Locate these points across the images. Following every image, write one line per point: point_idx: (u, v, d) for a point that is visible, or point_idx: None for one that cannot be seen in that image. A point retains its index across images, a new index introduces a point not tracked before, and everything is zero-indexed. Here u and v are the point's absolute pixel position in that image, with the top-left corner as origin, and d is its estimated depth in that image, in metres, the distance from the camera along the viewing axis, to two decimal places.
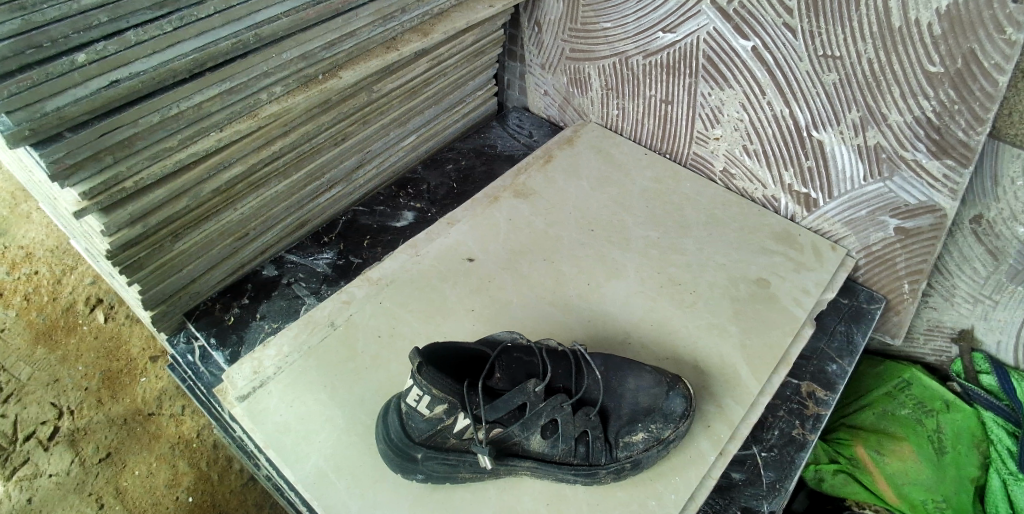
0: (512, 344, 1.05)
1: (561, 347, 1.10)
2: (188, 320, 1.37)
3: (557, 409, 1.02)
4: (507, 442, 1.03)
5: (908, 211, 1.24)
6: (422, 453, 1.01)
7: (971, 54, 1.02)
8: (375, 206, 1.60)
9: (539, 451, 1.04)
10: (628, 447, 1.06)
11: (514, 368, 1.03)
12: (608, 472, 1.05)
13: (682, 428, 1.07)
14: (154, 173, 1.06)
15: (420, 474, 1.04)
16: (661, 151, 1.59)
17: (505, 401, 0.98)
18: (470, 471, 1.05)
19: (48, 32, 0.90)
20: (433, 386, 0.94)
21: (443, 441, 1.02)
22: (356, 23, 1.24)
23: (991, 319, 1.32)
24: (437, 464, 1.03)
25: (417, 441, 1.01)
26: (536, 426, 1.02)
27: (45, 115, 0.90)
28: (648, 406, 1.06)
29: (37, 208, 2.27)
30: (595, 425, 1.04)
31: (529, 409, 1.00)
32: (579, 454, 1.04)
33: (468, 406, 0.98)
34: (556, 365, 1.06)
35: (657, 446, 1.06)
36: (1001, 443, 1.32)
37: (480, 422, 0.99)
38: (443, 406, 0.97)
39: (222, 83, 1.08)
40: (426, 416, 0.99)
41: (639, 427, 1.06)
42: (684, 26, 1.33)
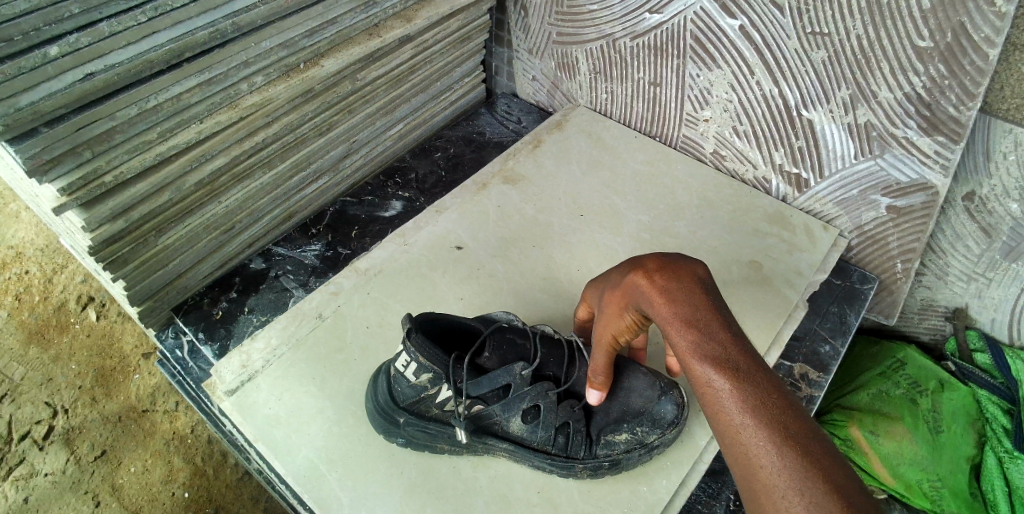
0: (509, 325, 1.05)
1: (558, 335, 1.09)
2: (176, 316, 1.35)
3: (541, 395, 1.01)
4: (486, 420, 1.02)
5: (900, 189, 1.22)
6: (404, 418, 1.03)
7: (961, 27, 1.01)
8: (363, 196, 1.58)
9: (519, 434, 1.03)
10: (609, 445, 1.04)
11: (504, 350, 1.02)
12: (586, 467, 1.03)
13: (670, 436, 1.04)
14: (133, 167, 1.04)
15: (401, 440, 1.05)
16: (650, 135, 1.58)
17: (489, 379, 0.98)
18: (448, 445, 1.05)
19: (20, 25, 0.87)
20: (421, 355, 0.94)
21: (426, 409, 1.02)
22: (337, 10, 1.23)
23: (986, 297, 1.32)
24: (416, 432, 1.03)
25: (401, 406, 1.03)
26: (518, 408, 1.01)
27: (20, 110, 0.89)
28: (639, 407, 1.04)
29: (26, 207, 2.24)
30: (579, 418, 1.03)
31: (514, 391, 1.00)
32: (558, 444, 1.03)
33: (452, 378, 0.98)
34: (549, 352, 1.05)
35: (640, 450, 1.04)
36: (996, 421, 1.31)
37: (461, 396, 0.99)
38: (428, 375, 0.97)
39: (201, 74, 1.07)
40: (411, 383, 0.99)
41: (625, 427, 1.04)
42: (671, 6, 1.31)
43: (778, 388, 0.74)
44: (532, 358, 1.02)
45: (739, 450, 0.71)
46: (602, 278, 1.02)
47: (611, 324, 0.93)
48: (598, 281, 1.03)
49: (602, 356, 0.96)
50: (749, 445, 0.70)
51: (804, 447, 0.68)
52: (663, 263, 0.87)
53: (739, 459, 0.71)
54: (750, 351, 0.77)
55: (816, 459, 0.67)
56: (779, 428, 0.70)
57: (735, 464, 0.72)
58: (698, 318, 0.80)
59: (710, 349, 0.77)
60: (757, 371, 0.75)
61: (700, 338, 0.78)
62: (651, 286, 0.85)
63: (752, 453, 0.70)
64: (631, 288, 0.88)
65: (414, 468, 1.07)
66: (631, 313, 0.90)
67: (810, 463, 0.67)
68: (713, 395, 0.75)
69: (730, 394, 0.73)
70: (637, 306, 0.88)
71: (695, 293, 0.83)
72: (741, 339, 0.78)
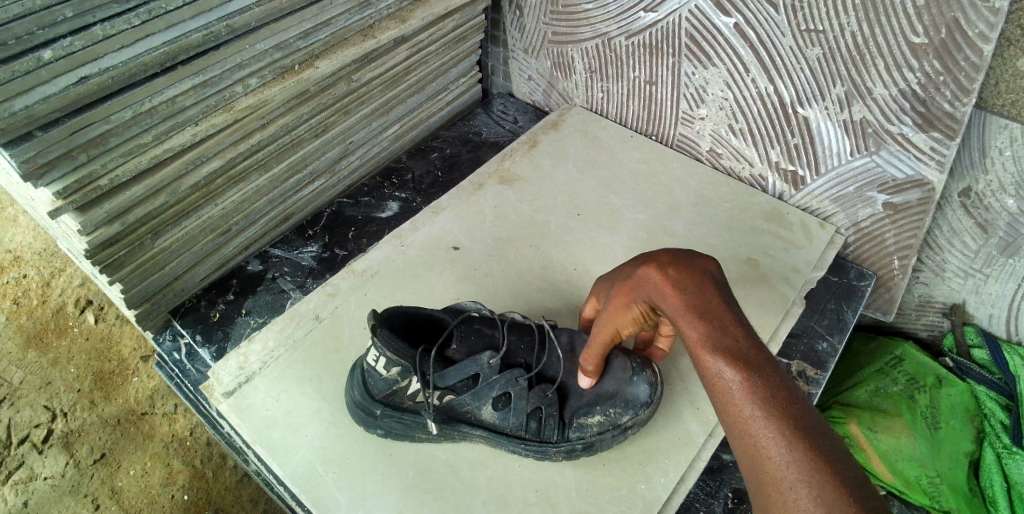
0: (476, 316, 1.06)
1: (528, 321, 1.10)
2: (174, 318, 1.35)
3: (511, 382, 1.02)
4: (457, 409, 1.03)
5: (896, 186, 1.22)
6: (380, 410, 1.04)
7: (955, 23, 1.01)
8: (360, 198, 1.58)
9: (491, 421, 1.04)
10: (581, 427, 1.05)
11: (472, 340, 1.04)
12: (559, 450, 1.04)
13: (642, 416, 1.06)
14: (128, 170, 1.04)
15: (381, 430, 1.07)
16: (647, 133, 1.58)
17: (456, 370, 1.00)
18: (426, 433, 1.07)
19: (13, 29, 0.87)
20: (388, 349, 0.94)
21: (400, 400, 1.03)
22: (331, 11, 1.23)
23: (983, 293, 1.32)
24: (394, 422, 1.05)
25: (376, 397, 1.03)
26: (488, 396, 1.02)
27: (14, 114, 0.88)
28: (612, 389, 1.05)
29: (23, 210, 2.24)
30: (550, 403, 1.04)
31: (483, 379, 1.01)
32: (530, 429, 1.04)
33: (420, 370, 0.98)
34: (517, 340, 1.06)
35: (613, 431, 1.05)
36: (994, 417, 1.32)
37: (430, 387, 1.00)
38: (396, 369, 0.98)
39: (195, 77, 1.07)
40: (382, 377, 1.00)
41: (597, 409, 1.05)
42: (665, 5, 1.31)
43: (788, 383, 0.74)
44: (501, 347, 1.03)
45: (747, 440, 0.71)
46: (610, 276, 1.02)
47: (613, 316, 0.93)
48: (606, 278, 1.03)
49: (598, 348, 0.97)
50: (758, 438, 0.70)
51: (813, 441, 0.68)
52: (676, 259, 0.88)
53: (748, 449, 0.71)
54: (760, 347, 0.78)
55: (824, 452, 0.67)
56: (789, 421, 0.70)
57: (743, 454, 0.72)
58: (710, 312, 0.80)
59: (722, 341, 0.78)
60: (768, 364, 0.75)
61: (712, 330, 0.79)
62: (664, 280, 0.85)
63: (762, 445, 0.70)
64: (641, 280, 0.88)
65: (412, 468, 1.07)
66: (638, 305, 0.90)
67: (820, 455, 0.67)
68: (724, 385, 0.75)
69: (741, 384, 0.74)
70: (647, 300, 0.88)
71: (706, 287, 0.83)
72: (752, 333, 0.79)
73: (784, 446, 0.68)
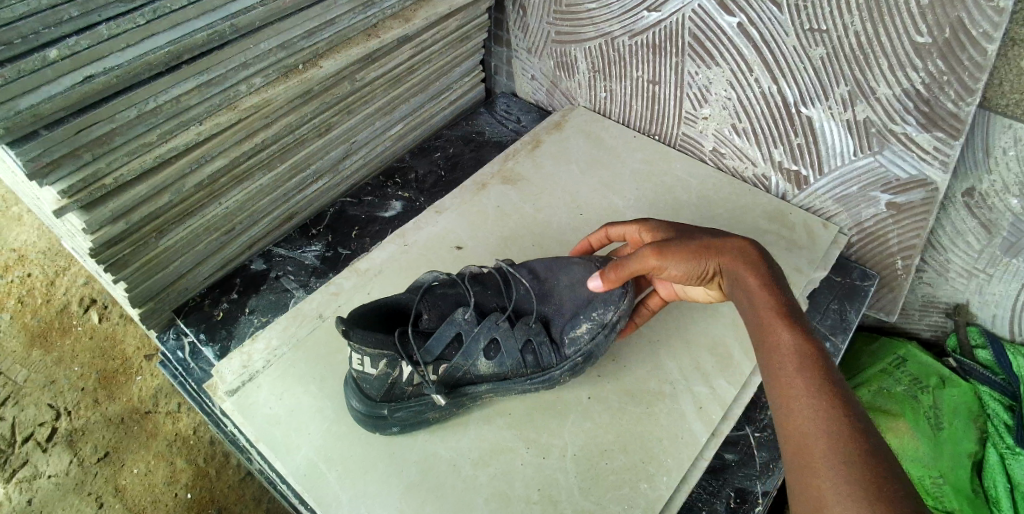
0: (434, 283, 1.07)
1: (486, 269, 1.12)
2: (177, 317, 1.36)
3: (494, 327, 1.02)
4: (455, 376, 1.04)
5: (900, 185, 1.22)
6: (388, 408, 1.04)
7: (959, 22, 1.00)
8: (363, 197, 1.58)
9: (490, 372, 1.05)
10: (575, 341, 1.06)
11: (441, 305, 1.05)
12: (563, 370, 1.06)
13: (624, 308, 1.05)
14: (133, 168, 1.05)
15: (395, 428, 1.07)
16: (649, 133, 1.58)
17: (436, 339, 1.01)
18: (439, 411, 1.07)
19: (19, 28, 0.87)
20: (367, 345, 0.95)
21: (402, 392, 1.04)
22: (335, 11, 1.23)
23: (986, 293, 1.31)
24: (406, 415, 1.05)
25: (379, 398, 1.04)
26: (477, 351, 1.02)
27: (19, 113, 0.89)
28: (586, 297, 1.07)
29: (28, 210, 2.25)
30: (537, 332, 1.04)
31: (465, 336, 1.01)
32: (528, 363, 1.05)
33: (405, 353, 1.00)
34: (483, 289, 1.08)
35: (605, 332, 1.05)
36: (998, 418, 1.30)
37: (422, 364, 1.01)
38: (383, 360, 0.99)
39: (199, 76, 1.07)
40: (375, 375, 1.01)
41: (581, 319, 1.06)
42: (669, 4, 1.31)
43: (847, 390, 0.80)
44: (469, 301, 1.04)
45: (798, 438, 0.78)
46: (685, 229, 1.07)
47: (685, 255, 0.98)
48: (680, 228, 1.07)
49: (638, 262, 0.99)
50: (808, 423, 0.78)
51: (860, 446, 0.74)
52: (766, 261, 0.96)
53: (794, 429, 0.79)
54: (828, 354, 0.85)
55: (869, 457, 0.73)
56: (842, 425, 0.76)
57: (791, 453, 0.79)
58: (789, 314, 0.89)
59: (792, 348, 0.85)
60: (832, 373, 0.82)
61: (782, 336, 0.86)
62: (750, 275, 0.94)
63: (809, 427, 0.78)
64: (724, 269, 0.96)
65: (414, 467, 1.07)
66: (705, 265, 0.97)
67: (866, 449, 0.74)
68: (787, 385, 0.82)
69: (802, 387, 0.81)
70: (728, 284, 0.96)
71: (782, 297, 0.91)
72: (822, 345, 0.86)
73: (831, 446, 0.75)
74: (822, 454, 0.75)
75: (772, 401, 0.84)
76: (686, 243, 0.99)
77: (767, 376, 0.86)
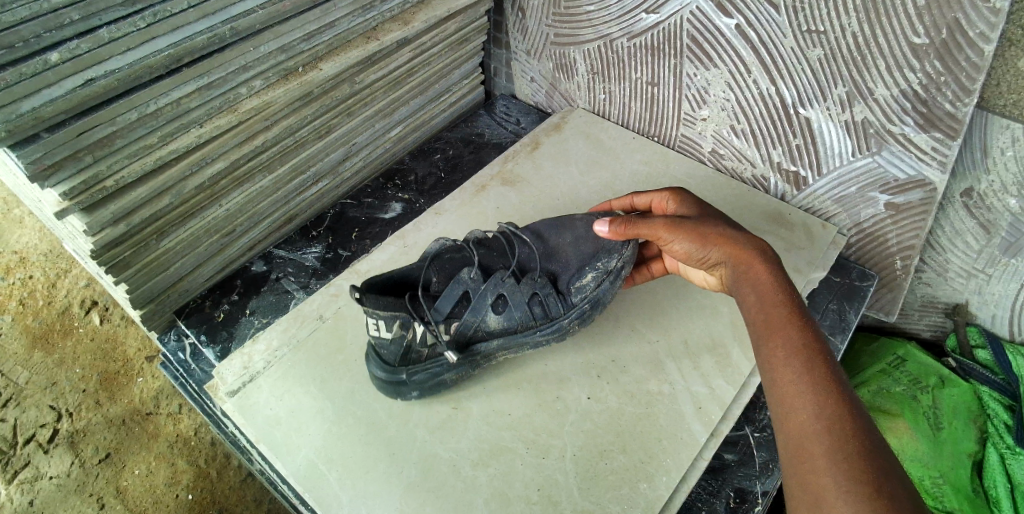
0: (440, 249, 1.11)
1: (490, 234, 1.16)
2: (178, 319, 1.36)
3: (500, 283, 1.06)
4: (467, 333, 1.08)
5: (898, 186, 1.23)
6: (406, 372, 1.08)
7: (956, 23, 1.01)
8: (363, 199, 1.59)
9: (501, 327, 1.09)
10: (581, 290, 1.10)
11: (449, 268, 1.09)
12: (571, 318, 1.10)
13: (627, 256, 1.09)
14: (134, 171, 1.05)
15: (416, 392, 1.11)
16: (649, 135, 1.58)
17: (446, 299, 1.05)
18: (455, 372, 1.11)
19: (21, 32, 0.88)
20: (381, 309, 0.99)
21: (418, 353, 1.08)
22: (334, 14, 1.24)
23: (985, 293, 1.32)
24: (425, 377, 1.09)
25: (398, 364, 1.08)
26: (486, 306, 1.06)
27: (21, 116, 0.89)
28: (590, 250, 1.11)
29: (30, 212, 2.25)
30: (543, 285, 1.08)
31: (474, 294, 1.06)
32: (537, 315, 1.09)
33: (417, 314, 1.04)
34: (488, 251, 1.12)
35: (610, 279, 1.09)
36: (997, 417, 1.31)
37: (434, 324, 1.05)
38: (396, 323, 1.03)
39: (199, 79, 1.08)
40: (390, 339, 1.05)
41: (586, 269, 1.10)
42: (667, 6, 1.32)
43: (849, 389, 0.81)
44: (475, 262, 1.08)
45: (799, 437, 0.78)
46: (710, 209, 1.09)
47: (698, 237, 1.01)
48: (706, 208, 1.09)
49: (651, 229, 1.04)
50: (809, 422, 0.78)
51: (862, 446, 0.74)
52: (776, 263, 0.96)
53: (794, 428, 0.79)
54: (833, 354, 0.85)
55: (871, 457, 0.73)
56: (844, 425, 0.76)
57: (791, 452, 0.79)
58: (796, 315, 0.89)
59: (795, 346, 0.85)
60: (837, 375, 0.82)
61: (786, 334, 0.86)
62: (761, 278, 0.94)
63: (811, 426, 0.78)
64: (728, 261, 0.99)
65: (414, 467, 1.07)
66: (709, 254, 1.01)
67: (867, 452, 0.74)
68: (789, 383, 0.82)
69: (804, 385, 0.81)
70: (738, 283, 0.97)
71: (786, 295, 0.91)
72: (825, 344, 0.86)
73: (833, 446, 0.75)
74: (823, 454, 0.75)
75: (772, 399, 0.84)
76: (703, 227, 1.01)
77: (768, 374, 0.86)
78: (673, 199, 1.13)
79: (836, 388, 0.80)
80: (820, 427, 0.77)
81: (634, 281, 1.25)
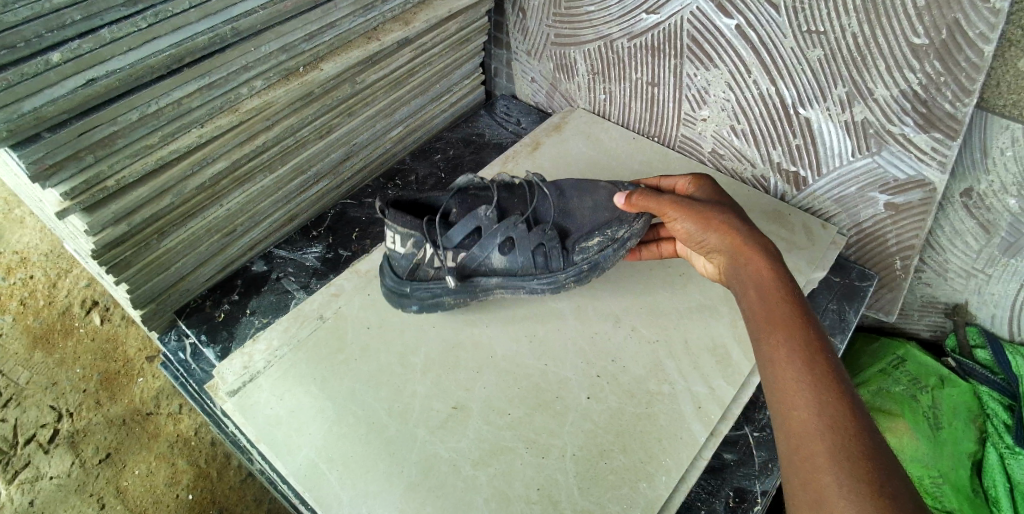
0: (467, 184, 1.21)
1: (517, 180, 1.24)
2: (179, 319, 1.37)
3: (512, 227, 1.15)
4: (472, 265, 1.18)
5: (898, 186, 1.23)
6: (410, 286, 1.19)
7: (956, 23, 1.01)
8: (364, 199, 1.59)
9: (503, 267, 1.19)
10: (584, 250, 1.19)
11: (470, 204, 1.18)
12: (568, 275, 1.20)
13: (637, 229, 1.19)
14: (135, 171, 1.05)
15: (416, 306, 1.22)
16: (649, 135, 1.58)
17: (460, 228, 1.14)
18: (454, 298, 1.21)
19: (22, 32, 0.88)
20: (400, 225, 1.12)
21: (425, 273, 1.19)
22: (335, 14, 1.24)
23: (985, 293, 1.32)
24: (425, 294, 1.20)
25: (404, 277, 1.19)
26: (493, 245, 1.16)
27: (22, 115, 0.89)
28: (604, 218, 1.20)
29: (31, 213, 2.25)
30: (551, 238, 1.17)
31: (486, 231, 1.15)
32: (538, 264, 1.19)
33: (430, 236, 1.13)
34: (510, 195, 1.21)
35: (613, 246, 1.19)
36: (997, 417, 1.31)
37: (442, 249, 1.15)
38: (411, 240, 1.14)
39: (200, 79, 1.08)
40: (403, 253, 1.17)
41: (595, 233, 1.19)
42: (668, 7, 1.32)
43: (851, 389, 0.81)
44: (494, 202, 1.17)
45: (799, 435, 0.78)
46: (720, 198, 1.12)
47: (702, 224, 1.04)
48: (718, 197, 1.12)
49: (658, 205, 1.10)
50: (810, 419, 0.78)
51: (863, 446, 0.75)
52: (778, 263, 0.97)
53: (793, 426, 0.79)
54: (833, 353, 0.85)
55: (873, 457, 0.74)
56: (845, 424, 0.77)
57: (791, 452, 0.78)
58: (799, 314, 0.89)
59: (795, 347, 0.85)
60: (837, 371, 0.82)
61: (788, 334, 0.87)
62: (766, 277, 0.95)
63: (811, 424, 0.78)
64: (727, 251, 1.02)
65: (414, 467, 1.07)
66: (708, 238, 1.05)
67: (868, 450, 0.74)
68: (789, 380, 0.82)
69: (805, 383, 0.81)
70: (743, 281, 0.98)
71: (785, 295, 0.92)
72: (827, 344, 0.86)
73: (834, 445, 0.75)
74: (825, 453, 0.75)
75: (772, 399, 0.84)
76: (708, 215, 1.04)
77: (769, 374, 0.86)
78: (693, 182, 1.17)
79: (837, 387, 0.80)
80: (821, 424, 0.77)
81: (641, 255, 1.31)
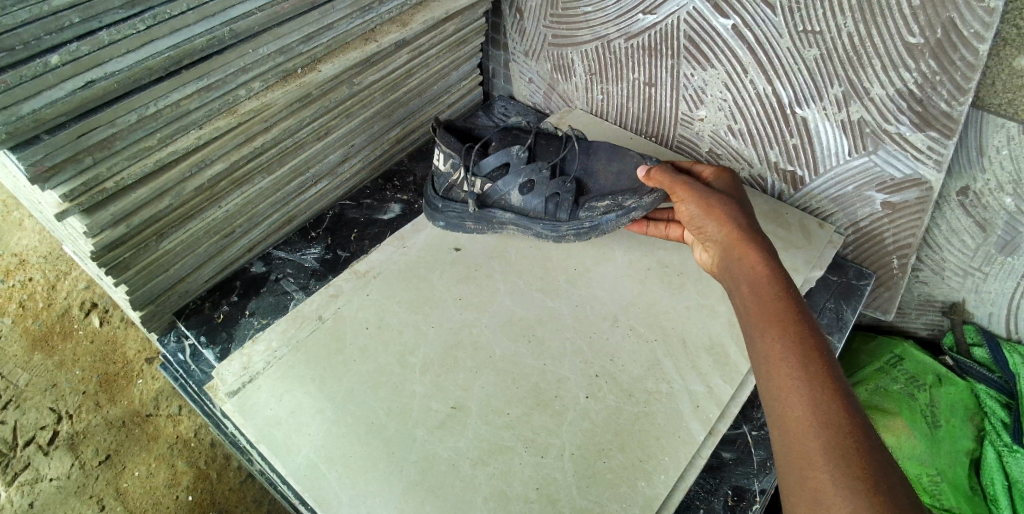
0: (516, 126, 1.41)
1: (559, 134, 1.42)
2: (178, 320, 1.37)
3: (535, 171, 1.29)
4: (493, 197, 1.33)
5: (894, 185, 1.23)
6: (441, 203, 1.37)
7: (951, 23, 1.01)
8: (362, 200, 1.60)
9: (519, 206, 1.33)
10: (592, 210, 1.29)
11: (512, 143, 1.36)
12: (570, 227, 1.31)
13: (645, 204, 1.25)
14: (134, 172, 1.06)
15: (442, 223, 1.40)
16: (646, 135, 1.59)
17: (494, 158, 1.31)
18: (473, 223, 1.37)
19: (21, 34, 0.88)
20: (445, 145, 1.31)
21: (456, 195, 1.36)
22: (332, 16, 1.24)
23: (982, 291, 1.32)
24: (451, 214, 1.37)
25: (439, 194, 1.38)
26: (514, 183, 1.30)
27: (21, 117, 0.90)
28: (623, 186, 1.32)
29: (29, 215, 2.25)
30: (567, 190, 1.30)
31: (513, 167, 1.31)
32: (548, 210, 1.32)
33: (466, 162, 1.32)
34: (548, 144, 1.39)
35: (617, 212, 1.27)
36: (994, 415, 1.32)
37: (473, 175, 1.32)
38: (450, 161, 1.33)
39: (198, 81, 1.08)
40: (442, 172, 1.35)
41: (607, 197, 1.28)
42: (664, 7, 1.32)
43: (847, 387, 0.81)
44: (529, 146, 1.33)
45: (795, 433, 0.78)
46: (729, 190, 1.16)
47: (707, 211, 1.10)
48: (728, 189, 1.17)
49: (671, 183, 1.17)
50: (806, 418, 0.78)
51: (859, 444, 0.75)
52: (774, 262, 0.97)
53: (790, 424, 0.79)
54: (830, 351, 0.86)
55: (868, 455, 0.74)
56: (840, 422, 0.77)
57: (786, 449, 0.79)
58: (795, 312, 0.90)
59: (790, 345, 0.85)
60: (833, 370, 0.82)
61: (784, 332, 0.87)
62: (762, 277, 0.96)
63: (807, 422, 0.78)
64: (723, 243, 1.05)
65: (413, 467, 1.07)
66: (706, 225, 1.10)
67: (865, 448, 0.74)
68: (786, 379, 0.83)
69: (801, 381, 0.81)
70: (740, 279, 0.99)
71: (780, 293, 0.92)
72: (823, 341, 0.86)
73: (829, 442, 0.75)
74: (819, 450, 0.75)
75: (768, 396, 0.84)
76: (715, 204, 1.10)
77: (764, 372, 0.86)
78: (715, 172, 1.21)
79: (833, 385, 0.80)
80: (816, 422, 0.77)
81: (647, 229, 1.36)
